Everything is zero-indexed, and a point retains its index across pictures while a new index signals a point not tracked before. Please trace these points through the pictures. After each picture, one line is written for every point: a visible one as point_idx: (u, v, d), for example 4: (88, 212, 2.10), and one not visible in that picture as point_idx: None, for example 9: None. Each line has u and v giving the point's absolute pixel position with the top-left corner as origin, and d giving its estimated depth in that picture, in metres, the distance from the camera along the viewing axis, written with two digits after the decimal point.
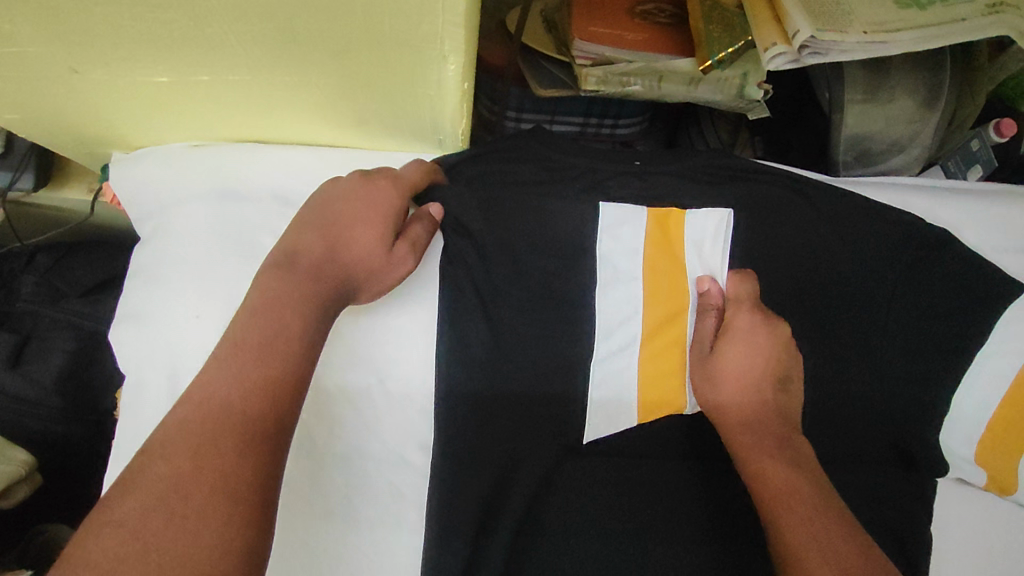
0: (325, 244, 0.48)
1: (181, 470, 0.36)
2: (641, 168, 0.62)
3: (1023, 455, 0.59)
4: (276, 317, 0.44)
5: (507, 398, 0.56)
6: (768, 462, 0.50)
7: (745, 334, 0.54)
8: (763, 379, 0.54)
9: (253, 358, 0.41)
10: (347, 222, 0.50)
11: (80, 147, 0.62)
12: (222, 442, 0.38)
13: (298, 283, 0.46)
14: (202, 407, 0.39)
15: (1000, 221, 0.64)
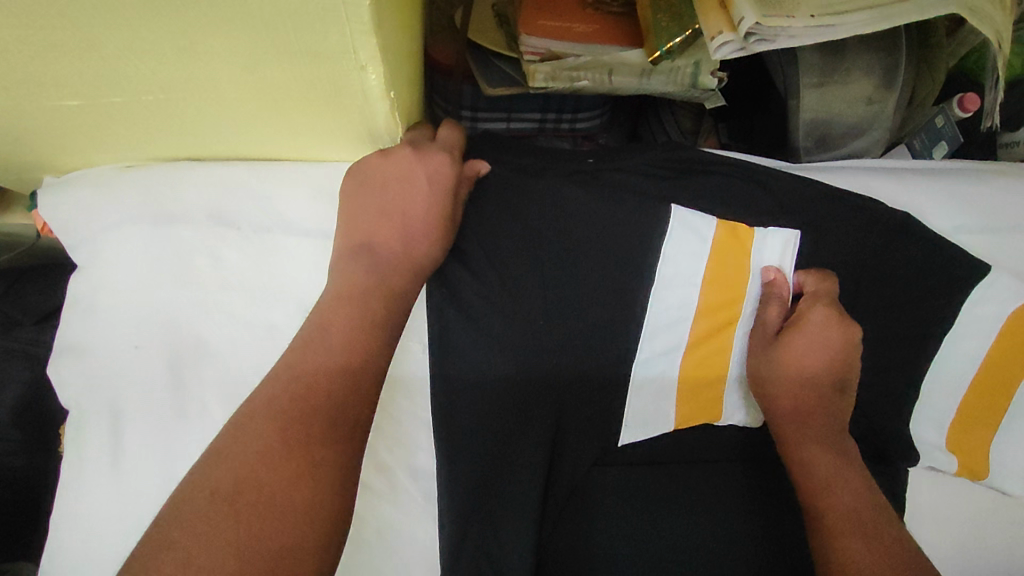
0: (395, 238, 0.50)
1: (271, 445, 0.42)
2: (595, 167, 0.60)
3: (992, 438, 0.59)
4: (354, 303, 0.48)
5: (473, 414, 0.53)
6: (822, 468, 0.54)
7: (816, 331, 0.55)
8: (829, 382, 0.56)
9: (341, 343, 0.46)
10: (399, 194, 0.50)
11: (8, 174, 0.60)
12: (305, 427, 0.43)
13: (375, 271, 0.49)
14: (290, 386, 0.44)
15: (966, 201, 0.62)
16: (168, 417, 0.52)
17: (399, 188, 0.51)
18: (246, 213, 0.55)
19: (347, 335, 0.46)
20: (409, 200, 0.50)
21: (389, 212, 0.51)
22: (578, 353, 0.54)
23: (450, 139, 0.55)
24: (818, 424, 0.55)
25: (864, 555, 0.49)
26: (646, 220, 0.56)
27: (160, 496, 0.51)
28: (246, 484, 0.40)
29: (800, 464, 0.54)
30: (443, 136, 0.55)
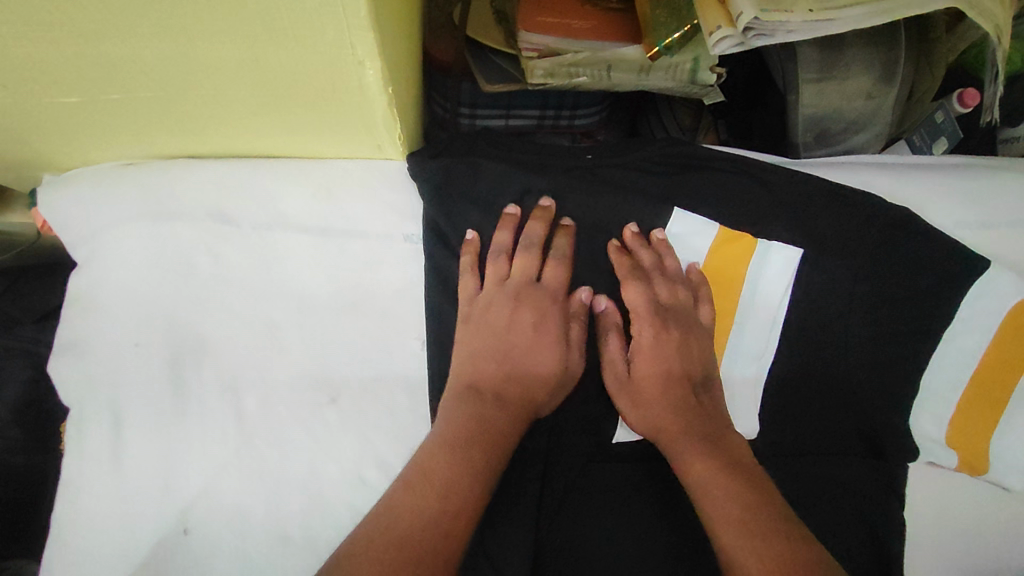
0: (510, 384, 0.52)
1: (413, 474, 0.45)
2: (593, 164, 0.59)
3: (993, 434, 0.59)
4: (473, 362, 0.52)
5: (472, 411, 0.53)
6: (693, 458, 0.50)
7: (648, 349, 0.56)
8: (676, 372, 0.55)
9: (460, 377, 0.52)
10: (521, 351, 0.53)
11: (6, 172, 0.60)
12: (449, 453, 0.46)
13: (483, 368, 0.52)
14: (449, 425, 0.48)
15: (965, 196, 0.62)
16: (167, 416, 0.52)
17: (509, 326, 0.54)
18: (245, 211, 0.55)
19: (470, 366, 0.52)
20: (529, 348, 0.53)
21: (512, 365, 0.53)
22: (577, 350, 0.55)
23: (557, 278, 0.55)
24: (659, 413, 0.53)
25: (725, 514, 0.46)
26: (645, 221, 0.58)
27: (161, 494, 0.51)
28: (411, 520, 0.42)
29: (678, 444, 0.51)
30: (545, 272, 0.55)
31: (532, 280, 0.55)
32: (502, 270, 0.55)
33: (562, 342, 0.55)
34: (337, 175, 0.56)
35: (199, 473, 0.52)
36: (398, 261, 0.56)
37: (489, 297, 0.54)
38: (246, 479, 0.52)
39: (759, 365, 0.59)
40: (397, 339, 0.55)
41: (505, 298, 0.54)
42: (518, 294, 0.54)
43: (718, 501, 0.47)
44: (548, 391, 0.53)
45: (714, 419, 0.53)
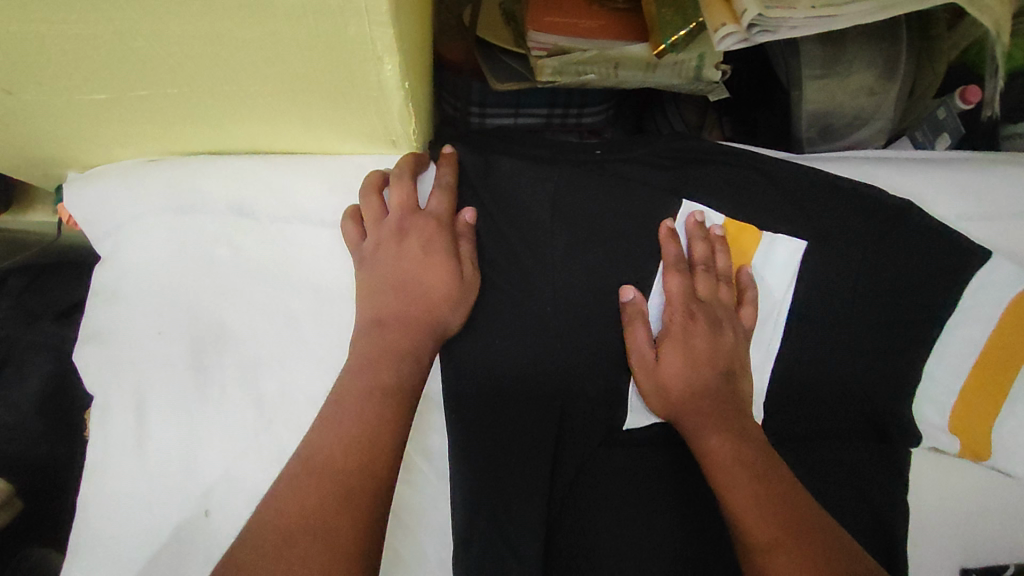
0: (399, 304, 0.52)
1: (315, 446, 0.45)
2: (601, 158, 0.61)
3: (994, 420, 0.60)
4: (375, 312, 0.52)
5: (486, 394, 0.56)
6: (710, 434, 0.52)
7: (682, 337, 0.56)
8: (707, 370, 0.55)
9: (363, 342, 0.51)
10: (404, 267, 0.53)
11: (32, 168, 0.62)
12: (345, 422, 0.46)
13: (384, 299, 0.53)
14: (344, 394, 0.48)
15: (967, 188, 0.63)
16: (188, 402, 0.54)
17: (399, 257, 0.54)
18: (263, 204, 0.57)
19: (389, 337, 0.51)
20: (410, 265, 0.53)
21: (394, 288, 0.53)
22: (584, 336, 0.57)
23: (440, 203, 0.56)
24: (690, 412, 0.54)
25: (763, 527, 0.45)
26: (653, 212, 0.58)
27: (182, 477, 0.53)
28: (308, 491, 0.42)
29: (711, 448, 0.51)
30: (430, 202, 0.56)
31: (414, 209, 0.55)
32: (373, 212, 0.55)
33: (453, 253, 0.54)
34: (352, 171, 0.58)
35: (218, 457, 0.53)
36: None
37: (374, 238, 0.55)
38: (263, 463, 0.53)
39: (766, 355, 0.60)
40: None
41: (387, 231, 0.54)
42: (401, 224, 0.54)
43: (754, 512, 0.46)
44: (445, 306, 0.53)
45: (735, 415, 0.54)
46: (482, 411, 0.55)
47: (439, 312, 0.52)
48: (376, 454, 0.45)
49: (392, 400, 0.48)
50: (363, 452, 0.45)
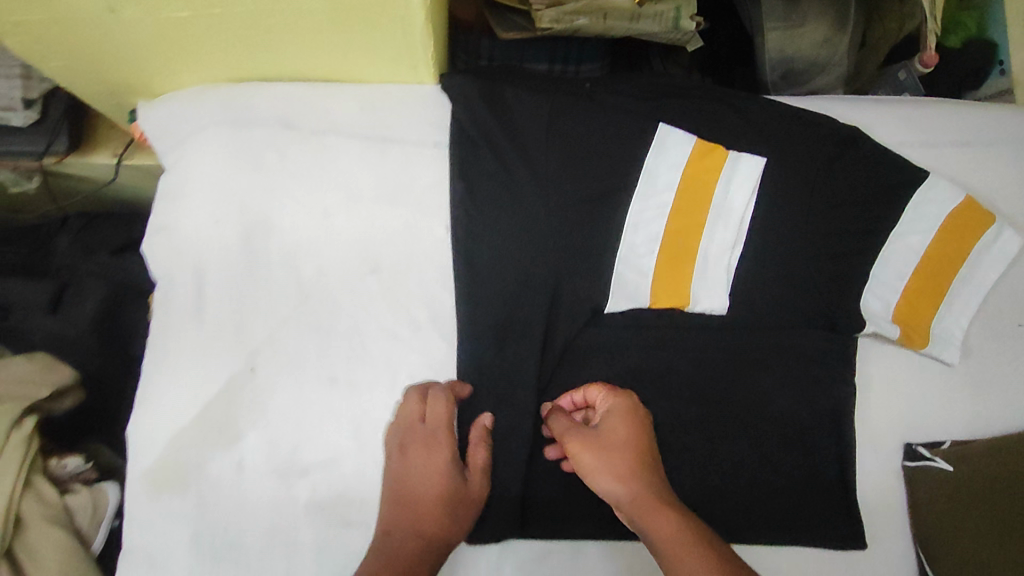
0: (404, 507, 0.59)
1: (377, 556, 0.57)
2: (591, 90, 0.70)
3: (932, 317, 0.69)
4: (410, 482, 0.60)
5: (491, 280, 0.66)
6: (653, 526, 0.54)
7: (612, 425, 0.60)
8: (631, 464, 0.58)
9: (393, 506, 0.60)
10: (410, 484, 0.60)
11: (108, 97, 0.73)
12: (393, 542, 0.57)
13: (399, 514, 0.59)
14: (396, 505, 0.60)
15: (909, 121, 0.73)
16: (240, 283, 0.65)
17: (407, 475, 0.60)
18: (306, 119, 0.68)
19: (397, 507, 0.60)
20: (416, 483, 0.60)
21: (401, 492, 0.60)
22: (573, 234, 0.66)
23: (438, 412, 0.60)
24: (629, 502, 0.56)
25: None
26: (635, 134, 0.68)
27: (234, 342, 0.64)
28: None
29: (656, 533, 0.54)
30: (431, 399, 0.61)
31: (418, 423, 0.61)
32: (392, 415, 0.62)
33: (455, 472, 0.60)
34: (380, 93, 0.69)
35: (264, 326, 0.64)
36: (429, 162, 0.68)
37: (396, 456, 0.61)
38: (302, 331, 0.64)
39: (732, 255, 0.68)
40: (427, 225, 0.67)
41: (396, 443, 0.61)
42: (404, 438, 0.61)
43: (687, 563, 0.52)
44: (444, 519, 0.59)
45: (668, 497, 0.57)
46: (489, 294, 0.66)
47: (430, 526, 0.58)
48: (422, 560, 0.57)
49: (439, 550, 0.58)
50: (420, 549, 0.57)
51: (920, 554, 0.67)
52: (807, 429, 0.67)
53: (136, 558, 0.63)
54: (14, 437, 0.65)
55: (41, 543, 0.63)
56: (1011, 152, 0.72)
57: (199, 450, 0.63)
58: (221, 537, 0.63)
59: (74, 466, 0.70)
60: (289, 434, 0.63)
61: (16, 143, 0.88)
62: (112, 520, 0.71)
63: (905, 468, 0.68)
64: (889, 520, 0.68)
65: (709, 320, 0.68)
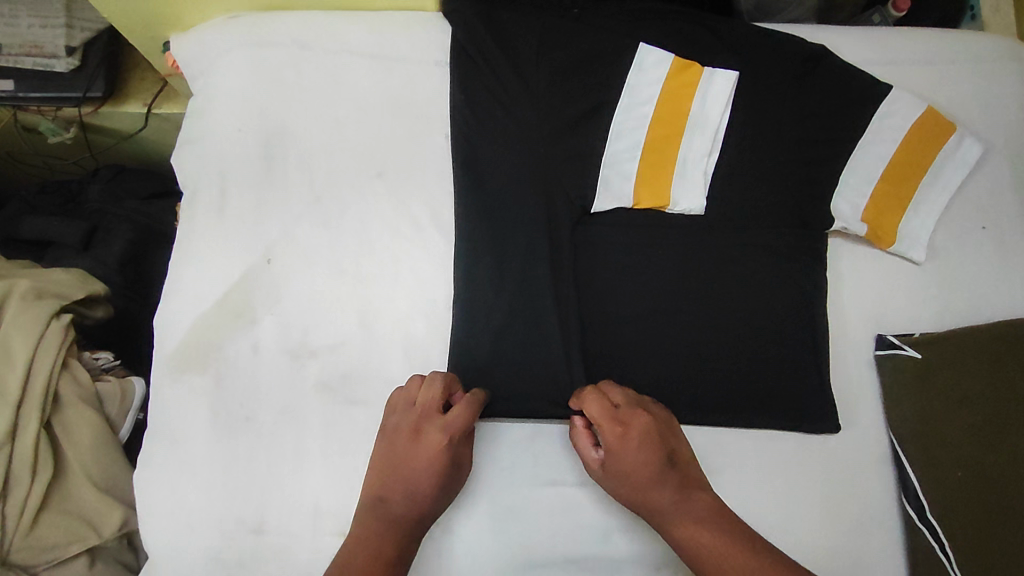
0: (392, 482, 0.60)
1: (374, 530, 0.58)
2: (578, 13, 0.76)
3: (900, 218, 0.73)
4: (403, 466, 0.61)
5: (485, 181, 0.71)
6: (681, 531, 0.57)
7: (615, 448, 0.61)
8: (644, 482, 0.59)
9: (382, 476, 0.61)
10: (405, 468, 0.60)
11: (144, 29, 0.81)
12: (381, 521, 0.58)
13: (380, 480, 0.61)
14: (385, 477, 0.61)
15: (874, 42, 0.79)
16: (261, 182, 0.72)
17: (409, 453, 0.61)
18: (321, 42, 0.76)
19: (386, 483, 0.60)
20: (419, 467, 0.60)
21: (398, 472, 0.61)
22: (562, 142, 0.71)
23: (461, 415, 0.62)
24: (653, 511, 0.59)
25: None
26: (618, 51, 0.73)
27: (252, 236, 0.70)
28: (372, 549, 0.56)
29: (688, 544, 0.56)
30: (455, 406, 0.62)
31: (437, 413, 0.62)
32: (414, 393, 0.63)
33: (451, 467, 0.61)
34: (386, 21, 0.77)
35: (280, 222, 0.71)
36: (431, 78, 0.76)
37: (398, 429, 0.62)
38: (314, 225, 0.71)
39: (708, 161, 0.73)
40: (428, 134, 0.74)
41: (404, 427, 0.62)
42: (417, 424, 0.62)
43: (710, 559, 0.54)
44: (429, 509, 0.60)
45: (693, 498, 0.59)
46: (483, 194, 0.71)
47: (420, 506, 0.60)
48: (403, 540, 0.58)
49: (415, 533, 0.59)
50: (401, 528, 0.59)
51: (892, 439, 0.69)
52: (777, 321, 0.72)
53: (159, 437, 0.66)
54: (52, 327, 0.71)
55: (77, 423, 0.69)
56: (967, 71, 0.78)
57: (218, 332, 0.68)
58: (238, 413, 0.66)
59: (105, 360, 0.78)
60: (300, 317, 0.69)
61: (56, 89, 0.96)
62: (137, 412, 0.78)
63: (876, 355, 0.72)
64: (865, 406, 0.71)
65: (687, 219, 0.73)
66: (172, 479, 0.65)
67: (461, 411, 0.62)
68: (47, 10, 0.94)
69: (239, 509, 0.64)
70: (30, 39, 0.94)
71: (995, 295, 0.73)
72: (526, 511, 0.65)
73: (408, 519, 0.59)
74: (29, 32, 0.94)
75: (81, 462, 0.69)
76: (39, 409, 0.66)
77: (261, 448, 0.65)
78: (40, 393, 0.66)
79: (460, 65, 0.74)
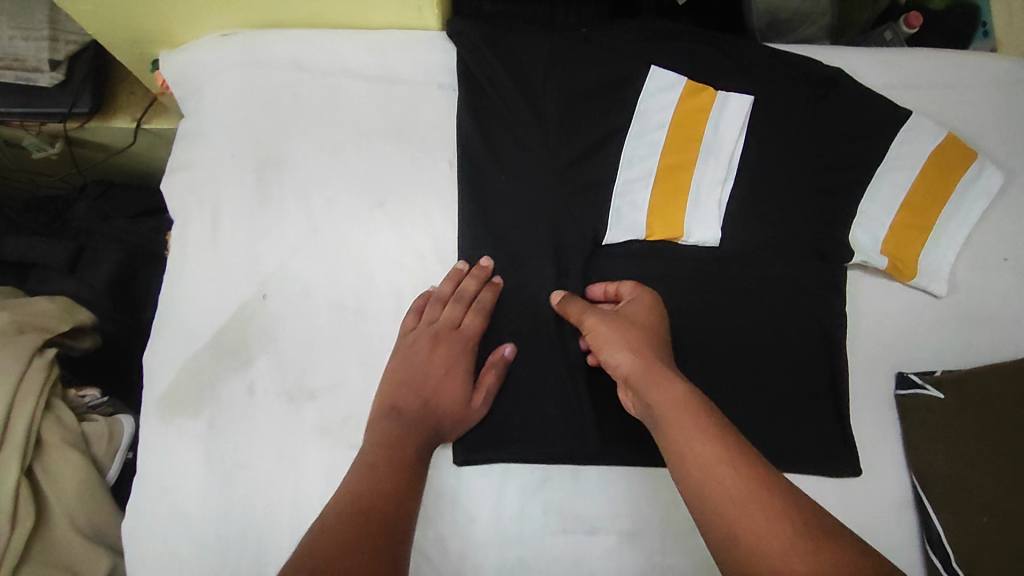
0: (411, 391, 0.62)
1: (383, 440, 0.58)
2: (586, 33, 0.73)
3: (920, 248, 0.71)
4: (420, 376, 0.63)
5: (491, 212, 0.69)
6: (657, 394, 0.54)
7: (627, 317, 0.61)
8: (641, 348, 0.58)
9: (399, 384, 0.62)
10: (424, 379, 0.62)
11: (132, 46, 0.77)
12: (393, 427, 0.59)
13: (396, 385, 0.62)
14: (400, 384, 0.62)
15: (892, 65, 0.76)
16: (255, 211, 0.68)
17: (426, 363, 0.63)
18: (319, 63, 0.72)
19: (402, 393, 0.62)
20: (436, 375, 0.63)
21: (417, 383, 0.62)
22: (570, 171, 0.69)
23: (474, 327, 0.65)
24: (634, 377, 0.57)
25: (705, 456, 0.50)
26: (630, 75, 0.70)
27: (246, 269, 0.67)
28: (382, 457, 0.56)
29: (660, 414, 0.54)
30: (468, 320, 0.65)
31: (453, 328, 0.65)
32: (430, 311, 0.65)
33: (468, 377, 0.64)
34: (387, 40, 0.73)
35: (276, 254, 0.68)
36: (434, 102, 0.72)
37: (414, 341, 0.64)
38: (311, 257, 0.68)
39: (722, 190, 0.70)
40: (431, 161, 0.71)
41: (421, 340, 0.64)
42: (435, 337, 0.64)
43: (681, 429, 0.51)
44: (448, 416, 0.62)
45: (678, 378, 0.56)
46: (488, 224, 0.68)
47: (434, 412, 0.61)
48: (418, 446, 0.59)
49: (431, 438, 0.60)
50: (412, 437, 0.59)
51: (915, 482, 0.67)
52: (794, 357, 0.69)
53: (149, 483, 0.63)
54: (36, 365, 0.68)
55: (61, 468, 0.66)
56: (987, 96, 0.76)
57: (211, 372, 0.65)
58: (232, 458, 0.63)
59: (92, 397, 0.75)
60: (298, 355, 0.66)
61: (40, 106, 0.92)
62: (126, 451, 0.75)
63: (896, 395, 0.70)
64: (882, 446, 0.69)
65: (701, 250, 0.70)
66: (164, 528, 0.62)
67: (474, 322, 0.65)
68: (29, 21, 0.89)
69: (235, 561, 0.61)
70: (12, 52, 0.89)
71: (1016, 329, 0.71)
72: (535, 560, 0.63)
73: (428, 425, 0.60)
74: (9, 44, 0.88)
75: (66, 508, 0.66)
76: (21, 456, 0.62)
77: (258, 495, 0.62)
78: (20, 439, 0.63)
79: (465, 88, 0.71)
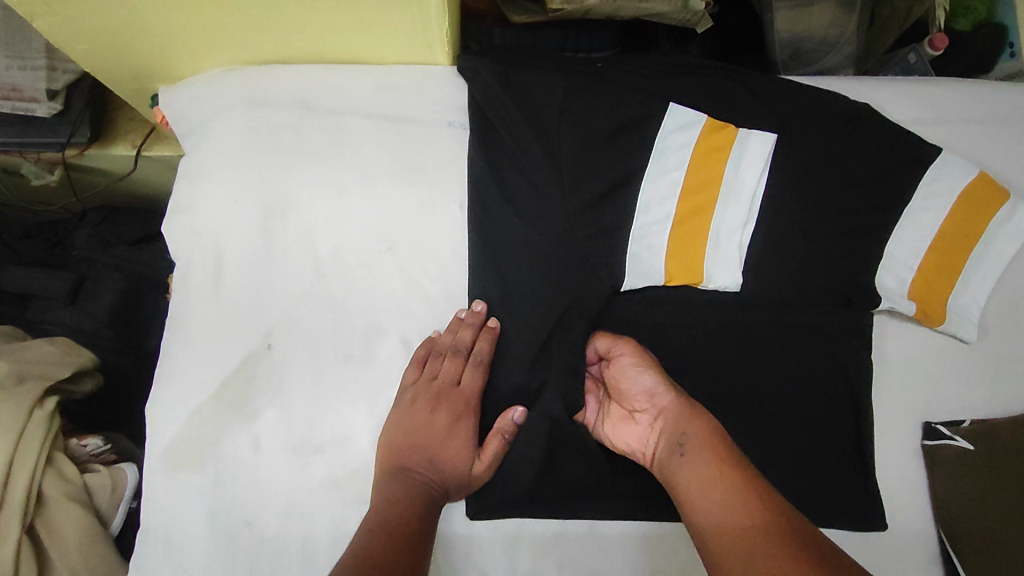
0: (415, 450, 0.61)
1: (392, 496, 0.57)
2: (602, 68, 0.71)
3: (948, 292, 0.68)
4: (421, 434, 0.61)
5: (503, 257, 0.66)
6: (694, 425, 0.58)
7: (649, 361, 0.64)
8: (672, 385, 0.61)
9: (405, 439, 0.61)
10: (426, 439, 0.61)
11: (131, 82, 0.75)
12: (402, 485, 0.58)
13: (400, 441, 0.61)
14: (407, 437, 0.61)
15: (919, 98, 0.73)
16: (260, 257, 0.66)
17: (427, 424, 0.62)
18: (324, 101, 0.70)
19: (407, 448, 0.61)
20: (438, 435, 0.62)
21: (420, 443, 0.61)
22: (586, 214, 0.66)
23: (474, 384, 0.63)
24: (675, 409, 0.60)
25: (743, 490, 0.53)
26: (647, 113, 0.67)
27: (250, 318, 0.65)
28: (394, 514, 0.55)
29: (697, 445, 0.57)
30: (468, 376, 0.63)
31: (453, 385, 0.63)
32: (430, 366, 0.64)
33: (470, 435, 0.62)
34: (395, 77, 0.71)
35: (281, 302, 0.65)
36: (444, 141, 0.70)
37: (415, 399, 0.63)
38: (318, 305, 0.65)
39: (744, 233, 0.67)
40: (441, 204, 0.68)
41: (422, 399, 0.62)
42: (435, 396, 0.63)
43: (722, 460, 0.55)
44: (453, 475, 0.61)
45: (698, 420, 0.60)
46: (501, 271, 0.66)
47: (440, 473, 0.60)
48: (425, 505, 0.57)
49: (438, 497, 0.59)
50: (420, 496, 0.58)
51: (943, 538, 0.65)
52: (818, 407, 0.66)
53: (152, 543, 0.61)
54: (35, 417, 0.65)
55: (62, 524, 0.64)
56: (1018, 130, 0.73)
57: (215, 428, 0.63)
58: (237, 516, 0.61)
59: (94, 446, 0.73)
60: (305, 408, 0.63)
61: (37, 136, 0.89)
62: (129, 500, 0.73)
63: (924, 446, 0.67)
64: (909, 498, 0.67)
65: (721, 296, 0.68)
66: None
67: (474, 379, 0.63)
68: (26, 51, 0.86)
69: None
70: (7, 81, 0.85)
71: None
72: None
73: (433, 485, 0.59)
74: (6, 74, 0.85)
75: (68, 565, 0.64)
76: (21, 515, 0.60)
77: (264, 555, 0.60)
78: (20, 497, 0.61)
79: (476, 127, 0.68)
